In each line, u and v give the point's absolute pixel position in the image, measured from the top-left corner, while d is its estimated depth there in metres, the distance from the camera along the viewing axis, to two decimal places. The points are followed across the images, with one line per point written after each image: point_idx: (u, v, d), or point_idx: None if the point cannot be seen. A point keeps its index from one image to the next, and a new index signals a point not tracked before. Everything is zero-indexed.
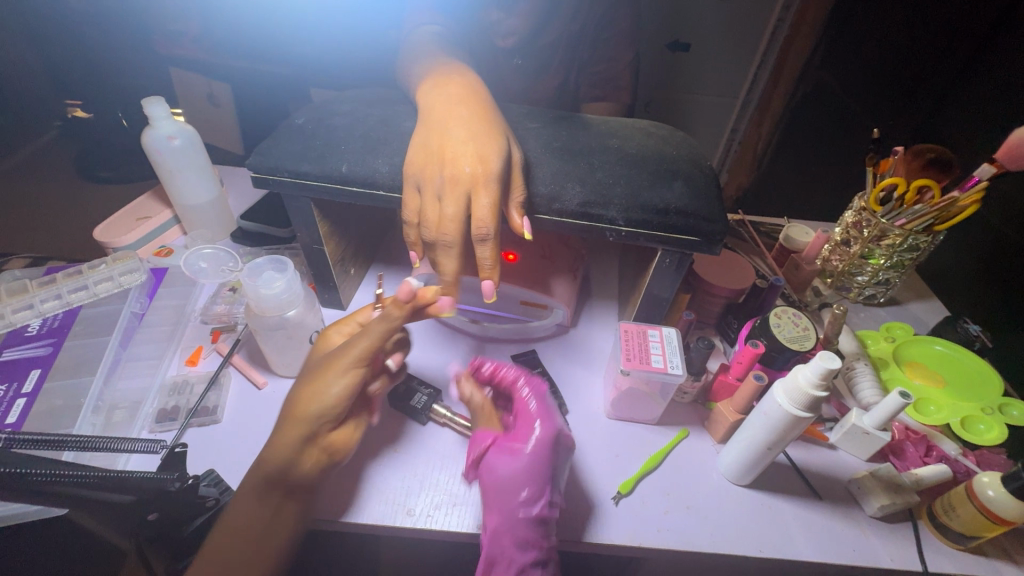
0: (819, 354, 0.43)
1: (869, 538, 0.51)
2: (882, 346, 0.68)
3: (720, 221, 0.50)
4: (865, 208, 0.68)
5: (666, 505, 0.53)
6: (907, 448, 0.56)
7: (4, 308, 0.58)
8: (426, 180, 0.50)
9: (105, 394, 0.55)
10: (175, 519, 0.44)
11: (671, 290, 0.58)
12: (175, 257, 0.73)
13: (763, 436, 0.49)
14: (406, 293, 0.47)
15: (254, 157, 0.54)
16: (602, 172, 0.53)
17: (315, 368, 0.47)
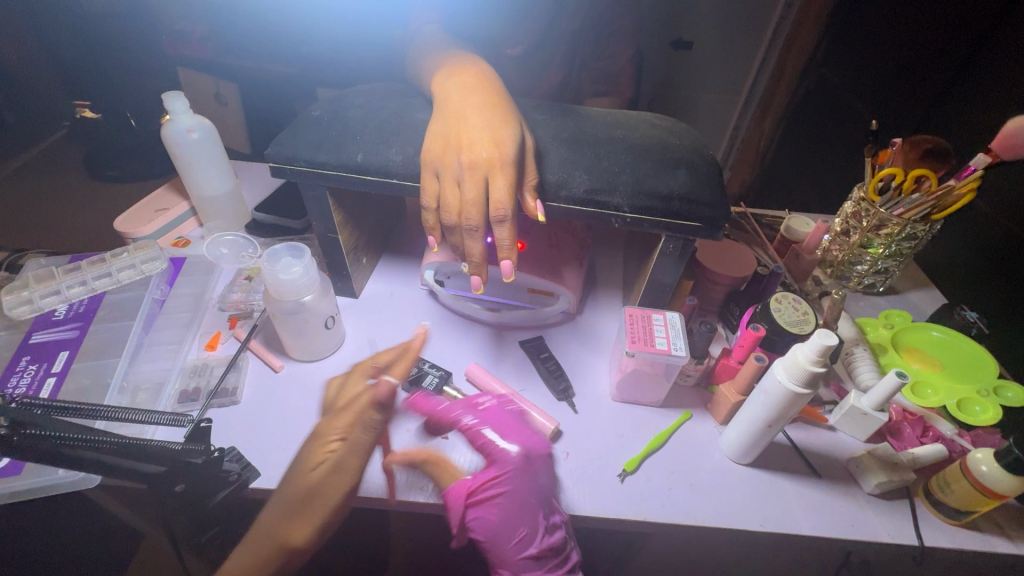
0: (816, 332, 0.45)
1: (866, 514, 0.53)
2: (880, 333, 0.70)
3: (721, 207, 0.52)
4: (864, 198, 0.70)
5: (670, 482, 0.55)
6: (904, 429, 0.58)
7: (34, 293, 0.61)
8: (443, 167, 0.52)
9: (129, 375, 0.58)
10: (202, 492, 0.45)
11: (674, 276, 0.60)
12: (192, 247, 0.75)
13: (763, 413, 0.51)
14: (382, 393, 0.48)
15: (273, 148, 0.56)
16: (608, 161, 0.55)
17: (293, 491, 0.46)
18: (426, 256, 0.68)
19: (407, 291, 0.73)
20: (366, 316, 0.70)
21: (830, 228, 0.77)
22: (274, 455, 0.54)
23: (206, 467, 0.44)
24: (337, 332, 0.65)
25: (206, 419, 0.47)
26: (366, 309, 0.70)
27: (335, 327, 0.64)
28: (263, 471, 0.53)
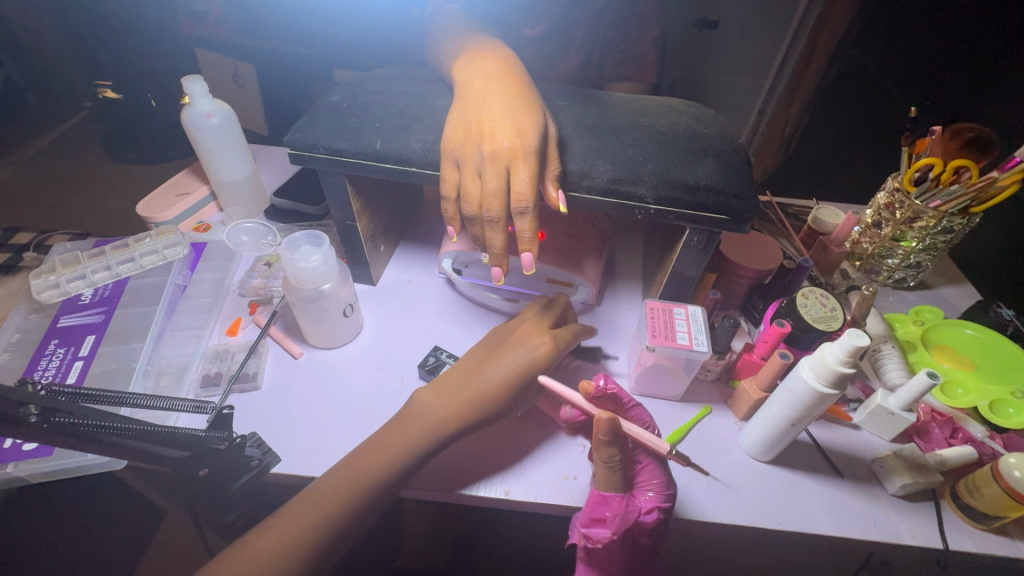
0: (846, 331, 0.43)
1: (890, 516, 0.52)
2: (910, 329, 0.68)
3: (749, 199, 0.51)
4: (899, 189, 0.67)
5: (688, 477, 0.54)
6: (932, 429, 0.56)
7: (61, 277, 0.62)
8: (465, 157, 0.51)
9: (154, 359, 0.59)
10: (224, 477, 0.47)
11: (697, 269, 0.58)
12: (212, 233, 0.76)
13: (787, 412, 0.49)
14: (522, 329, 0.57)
15: (292, 134, 0.56)
16: (633, 149, 0.53)
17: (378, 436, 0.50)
18: (445, 245, 0.67)
19: (425, 279, 0.73)
20: (384, 303, 0.70)
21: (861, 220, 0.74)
22: (293, 440, 0.55)
23: (230, 452, 0.45)
24: (356, 320, 0.65)
25: (226, 406, 0.48)
26: (384, 297, 0.70)
27: (354, 315, 0.64)
28: (283, 456, 0.53)
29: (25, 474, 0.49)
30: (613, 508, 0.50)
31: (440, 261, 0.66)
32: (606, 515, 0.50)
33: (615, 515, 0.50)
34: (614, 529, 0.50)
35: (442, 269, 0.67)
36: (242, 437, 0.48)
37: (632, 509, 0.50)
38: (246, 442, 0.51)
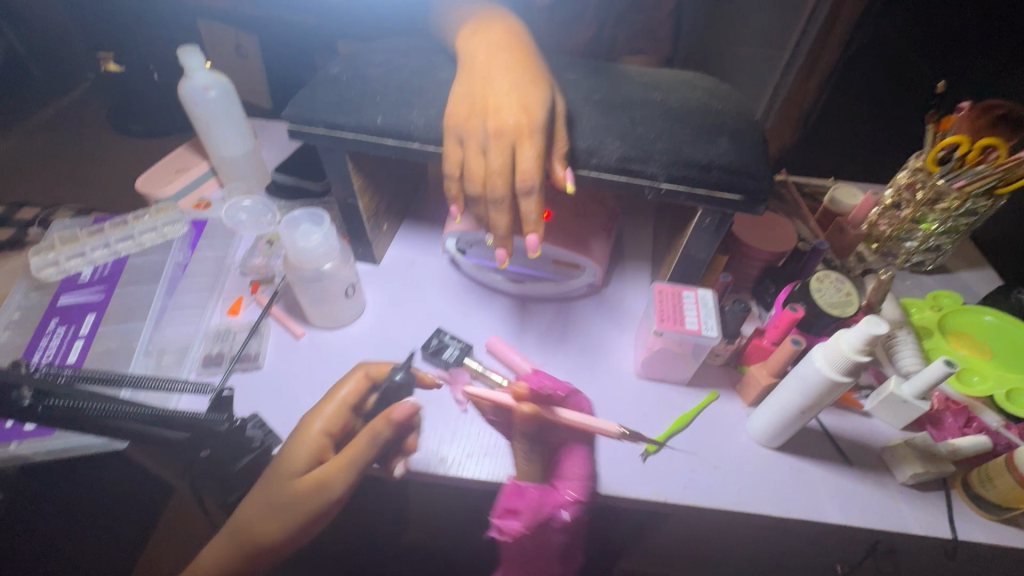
0: (865, 319, 0.41)
1: (898, 505, 0.51)
2: (926, 315, 0.66)
3: (766, 178, 0.48)
4: (921, 169, 0.64)
5: (693, 463, 0.53)
6: (945, 418, 0.55)
7: (60, 255, 0.62)
8: (468, 133, 0.48)
9: (154, 338, 0.59)
10: (230, 455, 0.46)
11: (708, 251, 0.57)
12: (212, 209, 0.74)
13: (798, 399, 0.48)
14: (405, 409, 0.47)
15: (289, 109, 0.54)
16: (644, 125, 0.51)
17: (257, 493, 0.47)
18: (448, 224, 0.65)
19: (428, 259, 0.71)
20: (387, 283, 0.69)
21: (878, 202, 0.70)
22: (295, 421, 0.54)
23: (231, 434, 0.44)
24: (358, 300, 0.64)
25: (227, 387, 0.47)
26: (387, 277, 0.69)
27: (356, 295, 0.62)
28: (284, 437, 0.53)
29: (29, 453, 0.49)
30: (526, 500, 0.48)
31: (444, 242, 0.65)
32: (520, 505, 0.48)
33: (528, 507, 0.48)
34: (525, 523, 0.48)
35: (445, 250, 0.65)
36: (243, 419, 0.47)
37: (546, 502, 0.48)
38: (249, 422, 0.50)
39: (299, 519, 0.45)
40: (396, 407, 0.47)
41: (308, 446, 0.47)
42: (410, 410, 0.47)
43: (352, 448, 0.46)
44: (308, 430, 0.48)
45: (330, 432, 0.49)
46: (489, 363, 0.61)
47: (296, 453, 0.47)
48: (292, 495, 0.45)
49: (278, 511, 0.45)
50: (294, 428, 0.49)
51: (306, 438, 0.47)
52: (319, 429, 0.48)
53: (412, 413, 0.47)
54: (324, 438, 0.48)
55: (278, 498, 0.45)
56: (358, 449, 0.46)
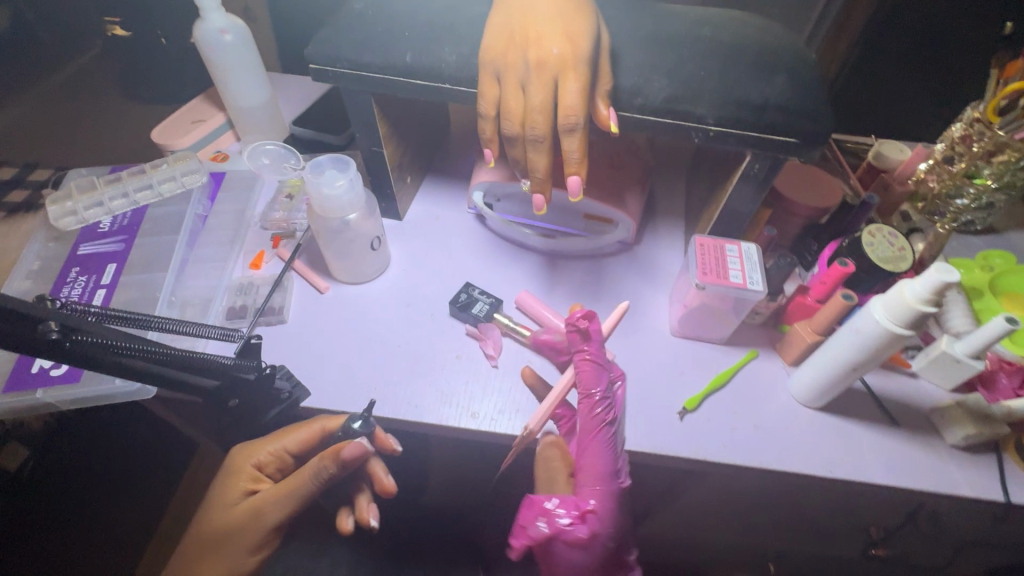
0: (933, 266, 0.39)
1: (947, 466, 0.49)
2: (976, 275, 0.63)
3: (822, 119, 0.46)
4: (980, 119, 0.59)
5: (732, 422, 0.51)
6: (999, 380, 0.53)
7: (78, 204, 0.60)
8: (507, 67, 0.47)
9: (177, 291, 0.57)
10: (256, 407, 0.45)
11: (752, 203, 0.54)
12: (230, 162, 0.72)
13: (849, 355, 0.46)
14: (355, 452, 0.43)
15: (314, 46, 0.51)
16: (692, 64, 0.49)
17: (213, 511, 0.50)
18: (477, 175, 0.63)
19: (453, 215, 0.69)
20: (411, 239, 0.66)
21: (930, 154, 0.65)
22: (322, 375, 0.53)
23: (257, 384, 0.43)
24: (382, 255, 0.62)
25: (254, 335, 0.45)
26: (412, 233, 0.67)
27: (381, 249, 0.60)
28: (312, 391, 0.52)
29: (56, 400, 0.48)
30: (536, 511, 0.48)
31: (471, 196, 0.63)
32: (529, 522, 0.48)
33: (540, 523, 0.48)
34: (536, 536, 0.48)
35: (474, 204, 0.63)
36: (272, 368, 0.45)
37: (554, 517, 0.47)
38: (276, 373, 0.49)
39: (244, 548, 0.48)
40: (347, 445, 0.44)
41: (241, 482, 0.51)
42: (359, 451, 0.43)
43: (293, 478, 0.48)
44: (240, 466, 0.52)
45: (261, 466, 0.52)
46: (521, 320, 0.59)
47: (232, 488, 0.50)
48: (233, 527, 0.48)
49: (224, 540, 0.48)
50: (227, 462, 0.52)
51: (239, 474, 0.51)
52: (249, 464, 0.52)
53: (362, 453, 0.44)
54: (255, 471, 0.52)
55: (219, 526, 0.49)
56: (300, 481, 0.47)
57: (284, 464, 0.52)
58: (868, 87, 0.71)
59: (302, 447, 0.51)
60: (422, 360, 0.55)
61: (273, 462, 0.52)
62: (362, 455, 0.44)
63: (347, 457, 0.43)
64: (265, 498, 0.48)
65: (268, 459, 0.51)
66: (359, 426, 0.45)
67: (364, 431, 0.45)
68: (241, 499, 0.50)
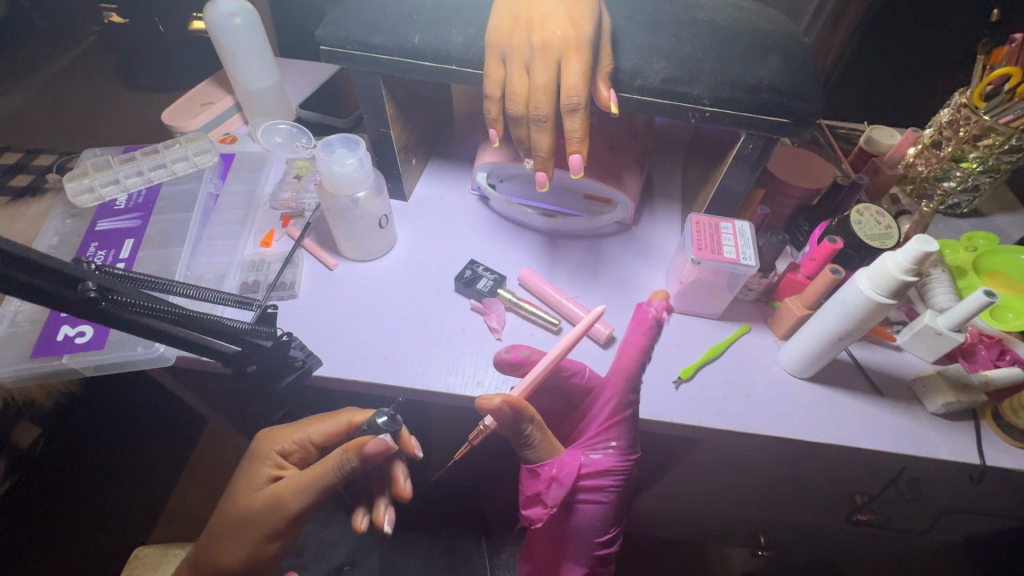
0: (913, 238, 0.41)
1: (928, 433, 0.52)
2: (960, 255, 0.65)
3: (812, 100, 0.48)
4: (966, 105, 0.61)
5: (725, 391, 0.54)
6: (978, 351, 0.55)
7: (94, 182, 0.62)
8: (512, 49, 0.49)
9: (191, 266, 0.59)
10: (272, 373, 0.47)
11: (746, 183, 0.56)
12: (238, 144, 0.74)
13: (836, 325, 0.49)
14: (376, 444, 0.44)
15: (324, 28, 0.53)
16: (689, 46, 0.51)
17: (235, 496, 0.51)
18: (480, 157, 0.65)
19: (457, 196, 0.71)
20: (417, 218, 0.68)
21: (918, 140, 0.68)
22: (332, 346, 0.55)
23: (275, 350, 0.45)
24: (389, 233, 0.64)
25: (272, 305, 0.47)
26: (417, 213, 0.69)
27: (388, 227, 0.62)
28: (324, 361, 0.54)
29: (80, 367, 0.50)
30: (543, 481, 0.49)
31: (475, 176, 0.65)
32: (541, 491, 0.49)
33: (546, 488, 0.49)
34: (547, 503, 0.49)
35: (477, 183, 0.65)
36: (288, 336, 0.47)
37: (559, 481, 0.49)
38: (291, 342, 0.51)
39: (264, 535, 0.48)
40: (369, 440, 0.44)
41: (265, 468, 0.51)
42: (382, 446, 0.44)
43: (316, 466, 0.48)
44: (265, 453, 0.52)
45: (285, 455, 0.52)
46: (523, 296, 0.61)
47: (257, 473, 0.51)
48: (253, 512, 0.48)
49: (245, 525, 0.48)
50: (250, 449, 0.53)
51: (264, 460, 0.51)
52: (274, 451, 0.52)
53: (384, 448, 0.44)
54: (279, 459, 0.52)
55: (240, 511, 0.49)
56: (323, 469, 0.47)
57: (307, 454, 0.53)
58: (859, 74, 0.74)
59: (327, 436, 0.52)
60: (428, 333, 0.57)
61: (297, 451, 0.53)
62: (385, 450, 0.44)
63: (369, 451, 0.44)
64: (286, 485, 0.48)
65: (292, 447, 0.52)
66: (384, 422, 0.45)
67: (388, 427, 0.45)
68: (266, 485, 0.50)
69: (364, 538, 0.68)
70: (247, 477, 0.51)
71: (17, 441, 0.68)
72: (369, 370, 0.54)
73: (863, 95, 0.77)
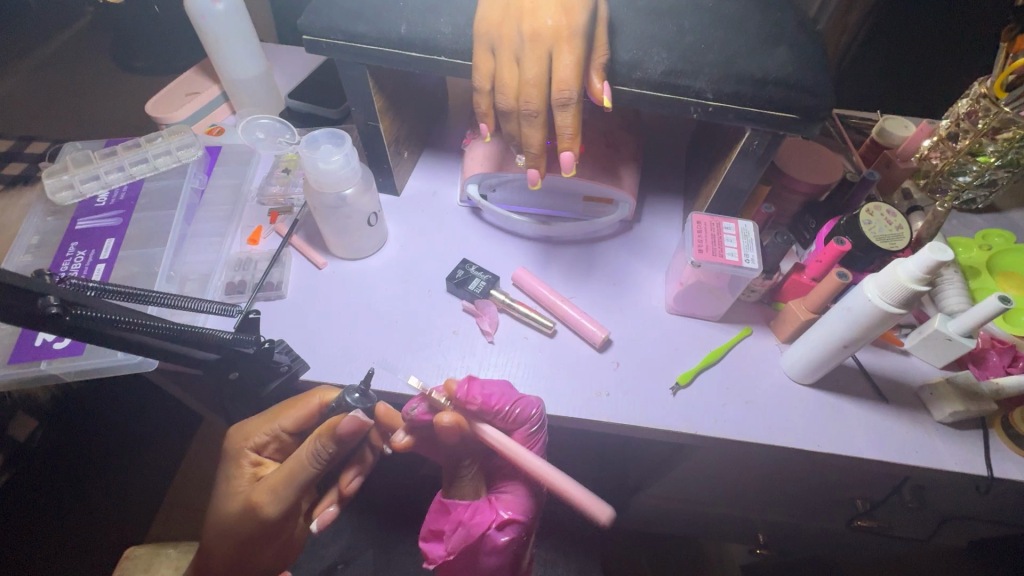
0: (927, 246, 0.39)
1: (934, 443, 0.50)
2: (974, 254, 0.63)
3: (822, 94, 0.45)
4: (986, 95, 0.57)
5: (724, 397, 0.52)
6: (990, 357, 0.53)
7: (74, 178, 0.60)
8: (502, 40, 0.46)
9: (176, 265, 0.58)
10: (256, 378, 0.46)
11: (750, 180, 0.53)
12: (226, 136, 0.72)
13: (841, 332, 0.47)
14: (351, 426, 0.44)
15: (307, 18, 0.51)
16: (692, 35, 0.48)
17: (221, 491, 0.52)
18: (467, 170, 0.62)
19: (450, 191, 0.69)
20: (409, 215, 0.66)
21: (933, 132, 0.63)
22: (320, 350, 0.54)
23: (258, 356, 0.43)
24: (380, 231, 0.62)
25: (252, 309, 0.45)
26: (409, 209, 0.67)
27: (378, 225, 0.60)
28: (311, 364, 0.52)
29: (61, 372, 0.49)
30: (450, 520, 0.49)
31: (465, 190, 0.62)
32: (443, 529, 0.49)
33: (451, 528, 0.48)
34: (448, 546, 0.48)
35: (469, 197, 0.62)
36: (270, 341, 0.45)
37: (470, 521, 0.48)
38: (275, 346, 0.49)
39: (255, 532, 0.49)
40: (340, 420, 0.45)
41: (242, 466, 0.51)
42: (353, 424, 0.44)
43: (287, 465, 0.48)
44: (239, 451, 0.52)
45: (260, 449, 0.52)
46: (517, 296, 0.59)
47: (236, 474, 0.51)
48: (237, 515, 0.49)
49: (236, 526, 0.49)
50: (225, 449, 0.53)
51: (240, 458, 0.52)
52: (247, 448, 0.52)
53: (355, 426, 0.44)
54: (255, 455, 0.52)
55: (228, 512, 0.50)
56: (295, 467, 0.47)
57: (282, 444, 0.52)
58: (872, 61, 0.70)
59: (297, 424, 0.51)
60: (418, 336, 0.55)
61: (271, 443, 0.52)
62: (358, 428, 0.45)
63: (341, 432, 0.44)
64: (259, 491, 0.48)
65: (265, 441, 0.52)
66: (355, 399, 0.46)
67: (359, 404, 0.46)
68: (249, 483, 0.51)
69: (358, 537, 0.68)
70: (229, 472, 0.52)
71: (15, 433, 0.71)
72: (355, 374, 0.52)
73: (878, 83, 0.73)
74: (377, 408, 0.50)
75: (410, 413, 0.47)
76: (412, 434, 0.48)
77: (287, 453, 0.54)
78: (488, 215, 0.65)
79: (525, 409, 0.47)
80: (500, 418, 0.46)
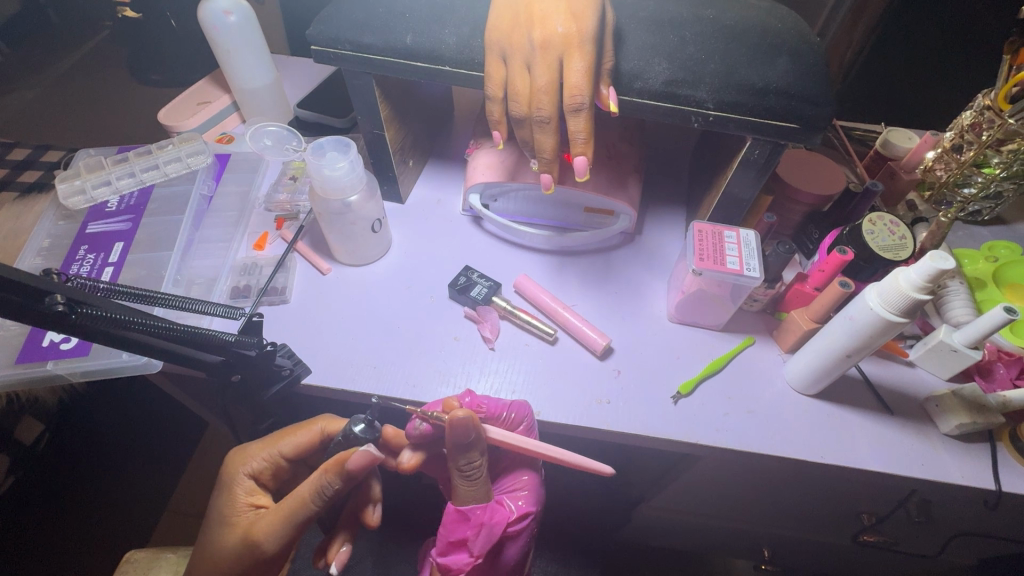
0: (928, 254, 0.39)
1: (939, 454, 0.49)
2: (980, 266, 0.62)
3: (823, 103, 0.45)
4: (990, 107, 0.56)
5: (727, 407, 0.52)
6: (996, 369, 0.52)
7: (87, 184, 0.62)
8: (512, 48, 0.48)
9: (183, 269, 0.59)
10: (261, 382, 0.46)
11: (752, 190, 0.53)
12: (235, 144, 0.73)
13: (842, 342, 0.47)
14: (363, 460, 0.44)
15: (315, 28, 0.52)
16: (693, 46, 0.49)
17: (213, 522, 0.50)
18: (470, 178, 0.63)
19: (455, 199, 0.69)
20: (414, 221, 0.67)
21: (937, 144, 0.63)
22: (322, 355, 0.54)
23: (261, 361, 0.43)
24: (383, 237, 0.62)
25: (258, 314, 0.46)
26: (413, 216, 0.68)
27: (382, 231, 0.61)
28: (313, 369, 0.53)
29: (67, 372, 0.50)
30: (474, 527, 0.47)
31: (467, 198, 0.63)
32: (466, 536, 0.47)
33: (477, 532, 0.47)
34: (479, 551, 0.46)
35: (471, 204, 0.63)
36: (273, 345, 0.44)
37: (495, 522, 0.47)
38: (278, 352, 0.50)
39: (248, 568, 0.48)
40: (352, 454, 0.44)
41: (237, 495, 0.50)
42: (365, 459, 0.44)
43: (289, 501, 0.47)
44: (234, 478, 0.51)
45: (256, 476, 0.52)
46: (518, 303, 0.60)
47: (231, 502, 0.50)
48: (231, 551, 0.48)
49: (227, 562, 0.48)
50: (219, 475, 0.52)
51: (235, 487, 0.51)
52: (243, 474, 0.51)
53: (366, 460, 0.44)
54: (251, 483, 0.51)
55: (220, 548, 0.48)
56: (297, 502, 0.47)
57: (279, 469, 0.52)
58: (876, 74, 0.71)
59: (297, 450, 0.51)
60: (421, 342, 0.56)
61: (268, 469, 0.52)
62: (369, 463, 0.44)
63: (352, 467, 0.44)
64: (258, 526, 0.47)
65: (263, 467, 0.52)
66: (361, 430, 0.45)
67: (366, 435, 0.46)
68: (244, 514, 0.50)
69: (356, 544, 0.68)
70: (221, 503, 0.50)
71: (22, 437, 0.73)
72: (356, 380, 0.52)
73: (883, 95, 0.73)
74: (387, 429, 0.51)
75: (417, 429, 0.48)
76: (420, 450, 0.49)
77: (281, 480, 0.53)
78: (489, 222, 0.66)
79: (519, 412, 0.49)
80: (499, 423, 0.48)
